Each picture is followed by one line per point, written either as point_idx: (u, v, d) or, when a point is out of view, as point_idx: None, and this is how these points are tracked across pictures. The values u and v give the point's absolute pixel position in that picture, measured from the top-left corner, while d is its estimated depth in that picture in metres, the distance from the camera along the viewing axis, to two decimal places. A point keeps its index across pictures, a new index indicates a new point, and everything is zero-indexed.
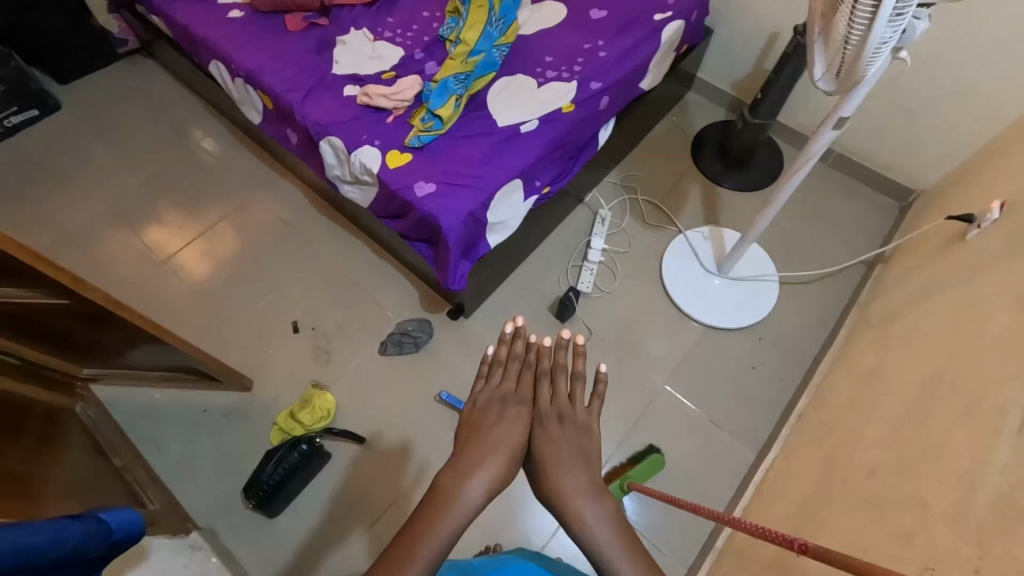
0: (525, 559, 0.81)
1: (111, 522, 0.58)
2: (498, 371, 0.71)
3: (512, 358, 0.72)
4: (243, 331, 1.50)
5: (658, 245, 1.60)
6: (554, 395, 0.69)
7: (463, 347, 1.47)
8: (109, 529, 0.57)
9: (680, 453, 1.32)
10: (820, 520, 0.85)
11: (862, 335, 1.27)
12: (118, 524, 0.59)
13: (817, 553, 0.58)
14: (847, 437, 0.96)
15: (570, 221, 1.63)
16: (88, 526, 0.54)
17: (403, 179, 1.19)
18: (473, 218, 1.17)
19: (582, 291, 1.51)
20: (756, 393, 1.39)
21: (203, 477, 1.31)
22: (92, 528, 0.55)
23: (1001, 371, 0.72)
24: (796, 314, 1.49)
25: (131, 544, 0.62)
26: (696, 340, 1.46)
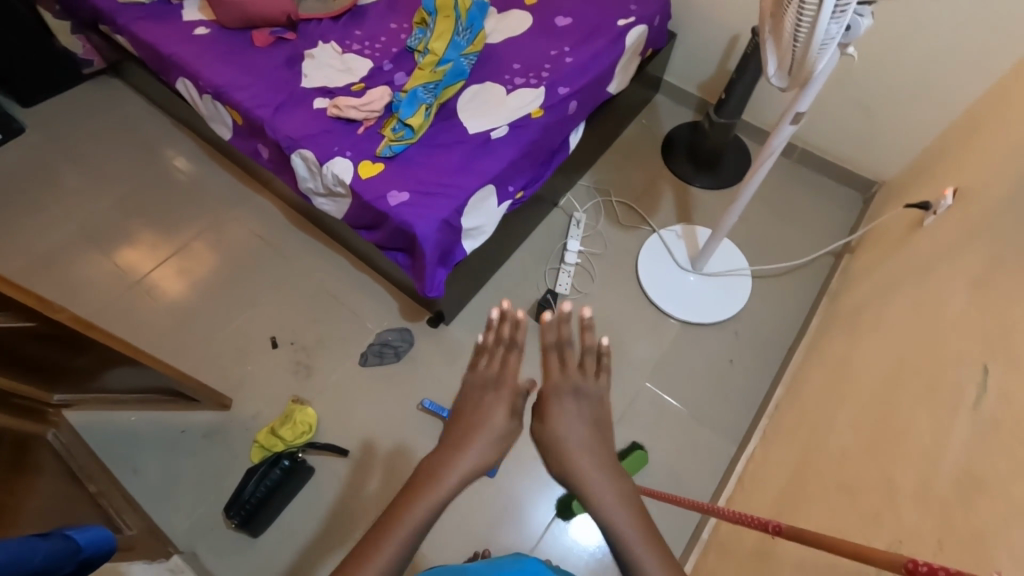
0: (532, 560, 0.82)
1: (79, 539, 0.57)
2: (488, 356, 0.67)
3: (505, 343, 0.69)
4: (221, 349, 1.48)
5: (633, 245, 1.62)
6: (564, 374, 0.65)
7: (443, 354, 1.47)
8: (78, 547, 0.56)
9: (663, 449, 1.34)
10: (799, 506, 0.86)
11: (833, 323, 1.30)
12: (87, 541, 0.58)
13: (791, 534, 0.61)
14: (822, 423, 0.98)
15: (545, 225, 1.65)
16: (55, 546, 0.53)
17: (375, 189, 1.19)
18: (447, 224, 1.18)
19: (560, 293, 1.53)
20: (734, 386, 1.41)
21: (184, 499, 1.28)
22: (59, 546, 0.54)
23: (959, 350, 0.74)
24: (769, 306, 1.52)
25: (104, 560, 0.61)
26: (673, 336, 1.48)
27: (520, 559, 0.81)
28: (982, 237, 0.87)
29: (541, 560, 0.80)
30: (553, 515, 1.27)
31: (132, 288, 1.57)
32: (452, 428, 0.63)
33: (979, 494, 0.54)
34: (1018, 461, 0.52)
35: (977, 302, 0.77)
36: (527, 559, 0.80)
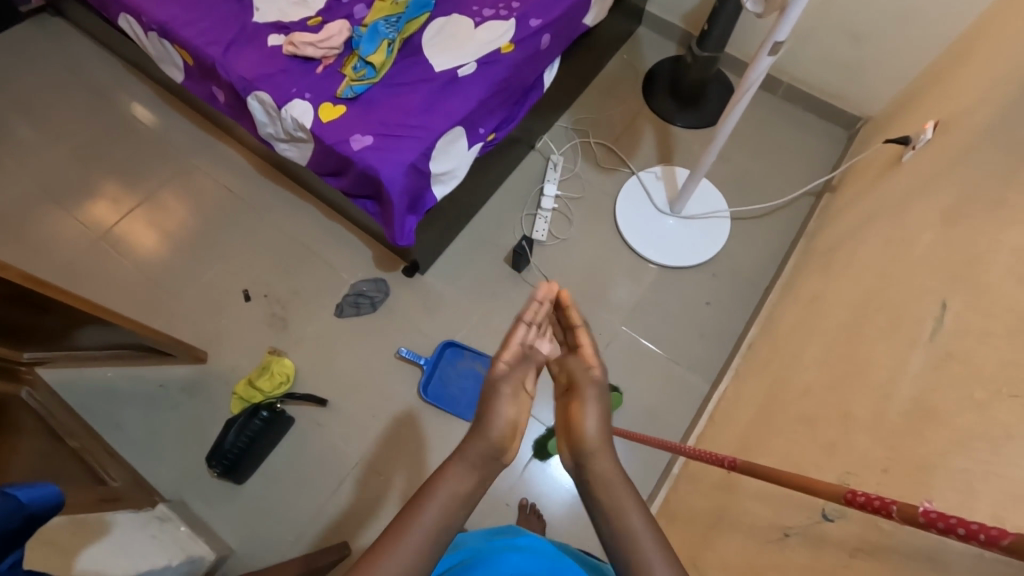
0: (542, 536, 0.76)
1: (22, 496, 0.57)
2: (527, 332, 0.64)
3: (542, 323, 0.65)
4: (195, 303, 1.46)
5: (612, 188, 1.59)
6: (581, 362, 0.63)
7: (420, 303, 1.46)
8: (19, 503, 0.56)
9: (639, 391, 1.36)
10: (764, 440, 0.88)
11: (809, 262, 1.29)
12: (30, 498, 0.57)
13: (746, 468, 0.63)
14: (790, 362, 1.00)
15: (522, 168, 1.61)
16: None
17: (338, 133, 1.13)
18: (415, 169, 1.13)
19: (537, 239, 1.51)
20: (710, 328, 1.43)
21: (167, 452, 1.30)
22: None
23: (923, 286, 0.73)
24: (747, 247, 1.52)
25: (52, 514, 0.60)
26: (651, 280, 1.48)
27: (523, 532, 0.76)
28: (957, 171, 0.85)
29: (536, 537, 0.73)
30: (531, 455, 1.31)
31: (97, 244, 1.52)
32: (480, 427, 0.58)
33: (927, 425, 0.54)
34: (966, 392, 0.52)
35: (945, 238, 0.76)
36: (528, 533, 0.73)
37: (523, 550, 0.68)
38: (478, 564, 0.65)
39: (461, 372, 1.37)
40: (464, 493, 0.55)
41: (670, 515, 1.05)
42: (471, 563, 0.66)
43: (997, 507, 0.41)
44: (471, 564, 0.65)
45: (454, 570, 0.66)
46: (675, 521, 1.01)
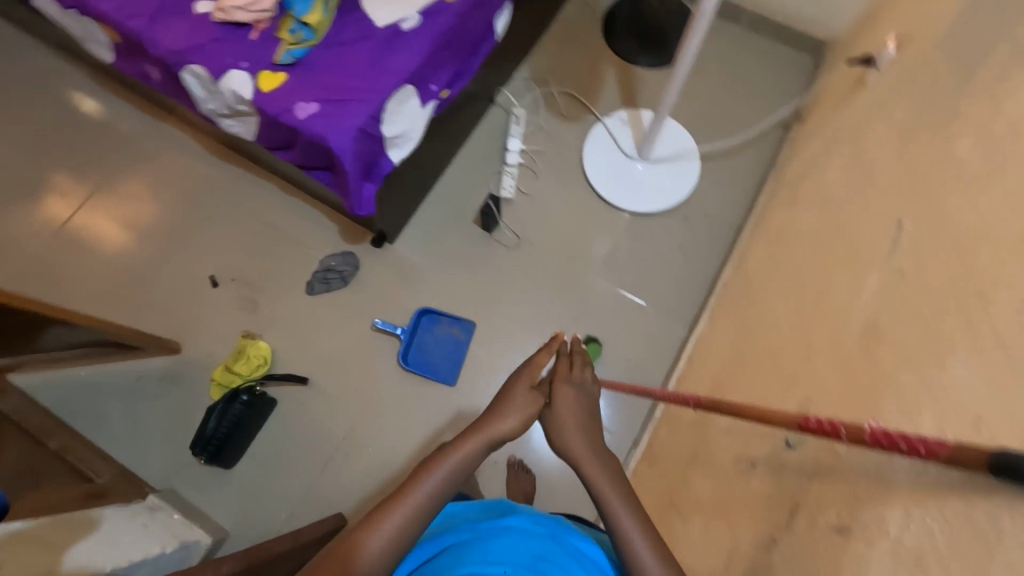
0: (538, 512, 0.75)
1: None
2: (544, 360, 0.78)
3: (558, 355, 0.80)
4: (162, 294, 1.43)
5: (577, 138, 1.54)
6: (565, 374, 0.77)
7: (392, 273, 1.43)
8: None
9: (618, 341, 1.37)
10: (735, 377, 0.89)
11: (778, 195, 1.28)
12: None
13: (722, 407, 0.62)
14: (759, 297, 1.00)
15: (484, 125, 1.55)
16: None
17: (280, 102, 1.08)
18: (366, 133, 1.08)
19: (504, 197, 1.48)
20: (685, 271, 1.42)
21: (151, 444, 1.29)
22: None
23: (881, 207, 0.72)
24: (718, 186, 1.49)
25: None
26: (623, 229, 1.46)
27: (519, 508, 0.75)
28: (917, 85, 0.82)
29: (537, 521, 0.70)
30: None
31: (52, 241, 1.47)
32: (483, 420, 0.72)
33: (879, 346, 0.55)
34: (916, 309, 0.51)
35: (904, 155, 0.74)
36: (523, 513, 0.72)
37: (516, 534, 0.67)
38: (471, 550, 0.63)
39: (439, 338, 1.37)
40: (455, 470, 0.69)
41: (652, 457, 1.07)
42: (464, 547, 0.64)
43: (938, 419, 0.42)
44: (463, 548, 0.64)
45: (447, 552, 0.65)
46: (656, 462, 1.03)
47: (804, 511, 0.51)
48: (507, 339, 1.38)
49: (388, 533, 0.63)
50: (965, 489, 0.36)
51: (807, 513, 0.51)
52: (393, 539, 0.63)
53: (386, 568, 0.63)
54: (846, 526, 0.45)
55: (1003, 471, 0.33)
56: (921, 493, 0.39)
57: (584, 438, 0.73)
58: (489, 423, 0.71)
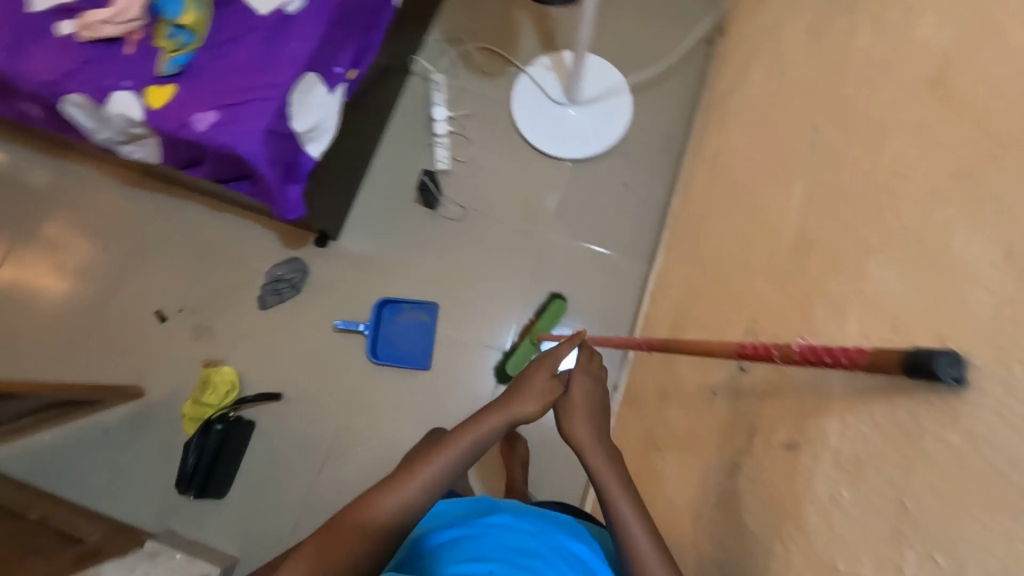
0: (528, 509, 0.74)
1: None
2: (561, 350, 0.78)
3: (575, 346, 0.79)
4: (110, 340, 1.37)
5: (504, 93, 1.49)
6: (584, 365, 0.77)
7: (343, 270, 1.39)
8: None
9: (583, 291, 1.36)
10: (692, 307, 0.90)
11: (712, 115, 1.26)
12: None
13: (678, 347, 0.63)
14: (705, 223, 1.00)
15: (405, 98, 1.49)
16: None
17: (175, 117, 1.00)
18: (275, 133, 1.01)
19: (440, 170, 1.43)
20: (635, 209, 1.41)
21: (137, 490, 1.27)
22: None
23: (800, 112, 0.71)
24: (654, 116, 1.46)
25: None
26: (567, 179, 1.43)
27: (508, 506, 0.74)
28: None
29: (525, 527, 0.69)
30: (496, 382, 1.32)
31: None
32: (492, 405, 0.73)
33: (809, 256, 0.55)
34: (839, 213, 0.51)
35: (815, 54, 0.73)
36: (512, 512, 0.72)
37: (505, 534, 0.67)
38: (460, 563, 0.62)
39: (404, 325, 1.35)
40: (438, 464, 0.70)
41: (632, 399, 1.09)
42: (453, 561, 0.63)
43: (863, 329, 0.43)
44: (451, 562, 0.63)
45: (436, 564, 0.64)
46: (635, 403, 1.05)
47: (760, 433, 0.53)
48: (473, 312, 1.36)
49: (375, 528, 0.65)
50: (893, 395, 0.38)
51: (767, 431, 0.52)
52: (382, 533, 0.65)
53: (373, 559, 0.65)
54: (795, 443, 0.47)
55: (914, 370, 0.34)
56: (855, 405, 0.41)
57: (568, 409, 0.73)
58: (512, 403, 0.72)
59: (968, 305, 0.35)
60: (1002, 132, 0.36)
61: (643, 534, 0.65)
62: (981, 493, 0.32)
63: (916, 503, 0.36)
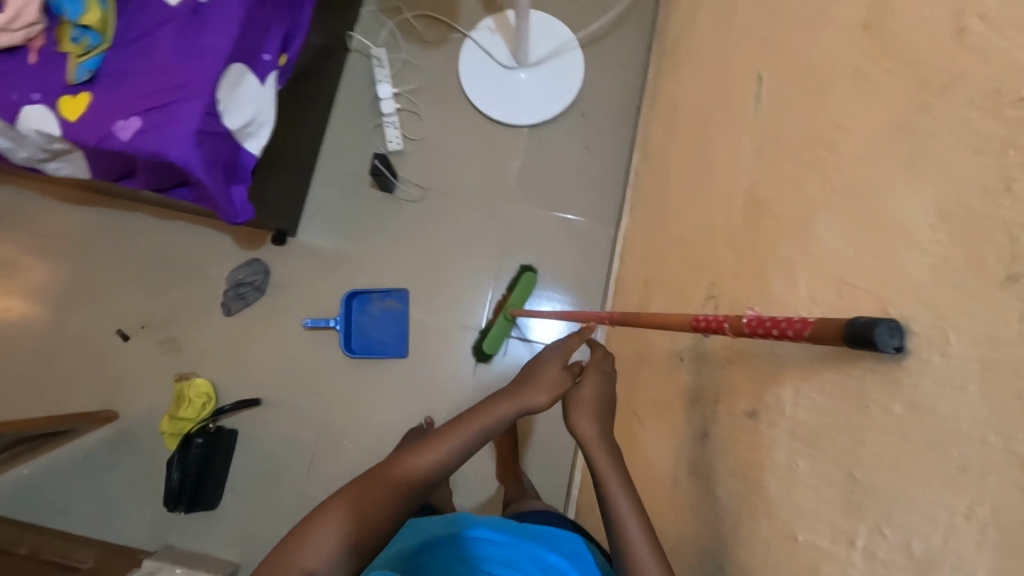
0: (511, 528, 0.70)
1: None
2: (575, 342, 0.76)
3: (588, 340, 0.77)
4: (73, 365, 1.32)
5: (450, 62, 1.42)
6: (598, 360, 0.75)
7: (306, 266, 1.35)
8: None
9: (554, 259, 1.34)
10: (658, 271, 0.89)
11: (664, 65, 1.22)
12: None
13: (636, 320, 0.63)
14: (665, 181, 0.98)
15: (347, 78, 1.42)
16: None
17: (96, 128, 0.92)
18: (207, 134, 0.94)
19: (394, 151, 1.38)
20: (598, 170, 1.38)
21: (128, 512, 1.26)
22: None
23: (745, 60, 0.69)
24: (607, 70, 1.41)
25: None
26: (525, 146, 1.39)
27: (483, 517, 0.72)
28: None
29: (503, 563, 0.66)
30: (475, 361, 1.31)
31: None
32: (502, 397, 0.71)
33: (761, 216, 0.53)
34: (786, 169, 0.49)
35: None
36: (490, 527, 0.70)
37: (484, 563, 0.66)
38: None
39: (376, 316, 1.32)
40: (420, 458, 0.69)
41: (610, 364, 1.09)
42: None
43: (813, 296, 0.44)
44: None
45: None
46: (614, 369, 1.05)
47: (724, 401, 0.55)
48: (444, 293, 1.34)
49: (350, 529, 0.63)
50: (840, 362, 0.39)
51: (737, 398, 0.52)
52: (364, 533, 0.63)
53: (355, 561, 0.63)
54: (755, 411, 0.49)
55: (857, 342, 0.33)
56: (805, 375, 0.43)
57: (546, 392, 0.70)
58: (524, 393, 0.70)
59: (905, 269, 0.35)
60: (934, 90, 0.35)
61: (623, 500, 0.65)
62: (922, 464, 0.33)
63: (864, 473, 0.37)
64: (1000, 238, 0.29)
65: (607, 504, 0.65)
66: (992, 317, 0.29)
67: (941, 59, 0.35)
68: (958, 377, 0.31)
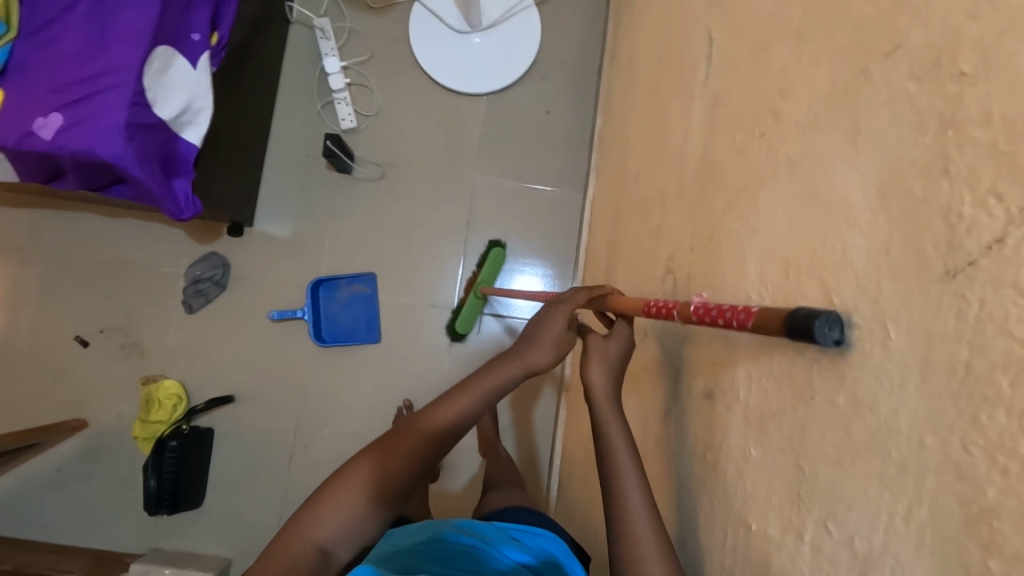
0: (481, 532, 0.68)
1: None
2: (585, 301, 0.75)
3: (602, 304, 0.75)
4: (32, 377, 1.27)
5: (398, 29, 1.34)
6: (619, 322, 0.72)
7: (266, 256, 1.31)
8: None
9: (523, 231, 1.31)
10: (623, 241, 0.88)
11: (621, 20, 1.16)
12: None
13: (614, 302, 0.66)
14: (626, 146, 0.95)
15: (291, 54, 1.34)
16: None
17: (13, 128, 0.85)
18: (137, 127, 0.88)
19: (348, 129, 1.32)
20: (560, 135, 1.33)
21: (111, 518, 1.24)
22: None
23: (695, 17, 0.65)
24: (563, 28, 1.35)
25: None
26: (485, 115, 1.34)
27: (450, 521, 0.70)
28: None
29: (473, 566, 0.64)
30: (449, 340, 1.30)
31: None
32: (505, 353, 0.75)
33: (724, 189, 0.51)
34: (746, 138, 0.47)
35: None
36: (459, 533, 0.67)
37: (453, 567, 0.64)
38: None
39: (344, 303, 1.29)
40: (413, 442, 0.69)
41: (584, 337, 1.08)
42: None
43: (763, 278, 0.45)
44: None
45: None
46: None
47: (684, 383, 0.57)
48: (413, 274, 1.31)
49: (341, 520, 0.65)
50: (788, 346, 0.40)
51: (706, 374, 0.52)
52: (355, 520, 0.66)
53: (348, 545, 0.66)
54: (712, 393, 0.51)
55: (796, 332, 0.36)
56: (757, 358, 0.44)
57: (514, 371, 0.73)
58: (529, 353, 0.73)
59: (847, 253, 0.36)
60: (876, 66, 0.35)
61: None
62: (858, 455, 0.34)
63: (809, 465, 0.38)
64: (938, 225, 0.30)
65: (598, 467, 0.60)
66: (927, 309, 0.30)
67: (882, 37, 0.34)
68: (893, 370, 0.31)
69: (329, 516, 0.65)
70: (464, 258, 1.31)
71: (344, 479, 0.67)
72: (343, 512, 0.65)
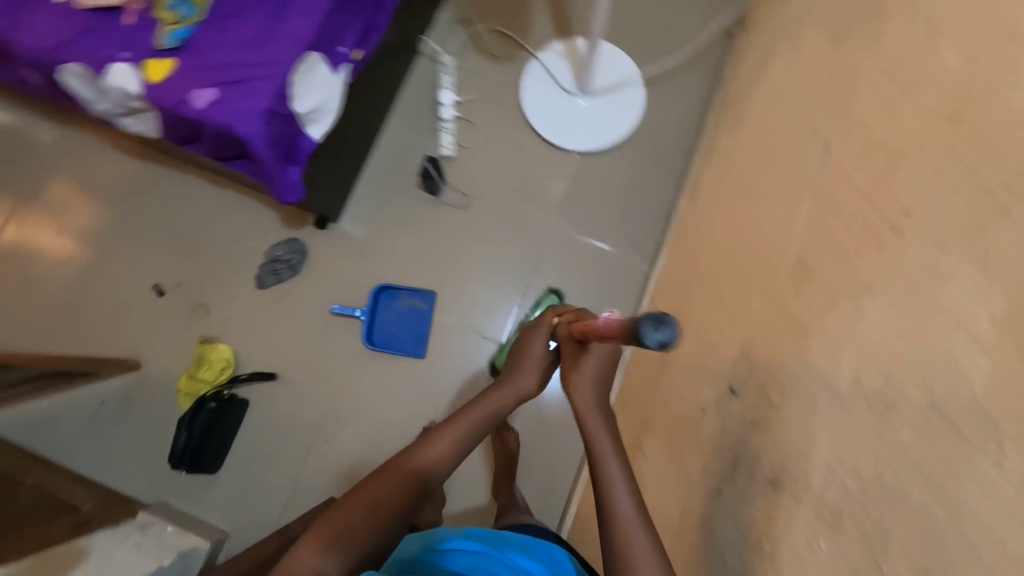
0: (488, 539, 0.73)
1: None
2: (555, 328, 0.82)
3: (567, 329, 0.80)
4: (106, 311, 1.37)
5: (513, 79, 1.45)
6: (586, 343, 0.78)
7: (341, 253, 1.38)
8: None
9: (584, 287, 1.35)
10: (689, 317, 0.89)
11: (725, 113, 1.22)
12: None
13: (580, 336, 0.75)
14: (710, 228, 0.97)
15: (411, 80, 1.46)
16: None
17: (174, 92, 0.97)
18: (275, 114, 0.98)
19: (445, 155, 1.41)
20: (640, 206, 1.38)
21: (134, 461, 1.29)
22: None
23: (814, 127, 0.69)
24: (665, 109, 1.42)
25: None
26: (574, 171, 1.40)
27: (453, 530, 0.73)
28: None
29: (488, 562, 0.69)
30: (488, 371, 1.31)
31: None
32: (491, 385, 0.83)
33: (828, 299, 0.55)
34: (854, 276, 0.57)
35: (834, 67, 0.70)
36: (456, 536, 0.71)
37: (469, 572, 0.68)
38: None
39: (400, 312, 1.34)
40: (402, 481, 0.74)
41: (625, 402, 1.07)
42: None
43: (852, 389, 0.54)
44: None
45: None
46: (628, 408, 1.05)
47: (744, 465, 0.65)
48: (471, 301, 1.35)
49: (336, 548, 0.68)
50: (885, 442, 0.49)
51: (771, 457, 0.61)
52: (348, 550, 0.69)
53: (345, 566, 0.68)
54: (776, 481, 0.59)
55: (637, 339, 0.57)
56: (840, 454, 0.53)
57: None
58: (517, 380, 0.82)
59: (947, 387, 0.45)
60: None
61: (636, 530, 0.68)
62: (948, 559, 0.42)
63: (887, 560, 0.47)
64: None
65: None
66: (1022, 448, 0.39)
67: None
68: (997, 490, 0.40)
69: (320, 550, 0.68)
70: (521, 298, 1.35)
71: (333, 516, 0.71)
72: (337, 544, 0.68)
